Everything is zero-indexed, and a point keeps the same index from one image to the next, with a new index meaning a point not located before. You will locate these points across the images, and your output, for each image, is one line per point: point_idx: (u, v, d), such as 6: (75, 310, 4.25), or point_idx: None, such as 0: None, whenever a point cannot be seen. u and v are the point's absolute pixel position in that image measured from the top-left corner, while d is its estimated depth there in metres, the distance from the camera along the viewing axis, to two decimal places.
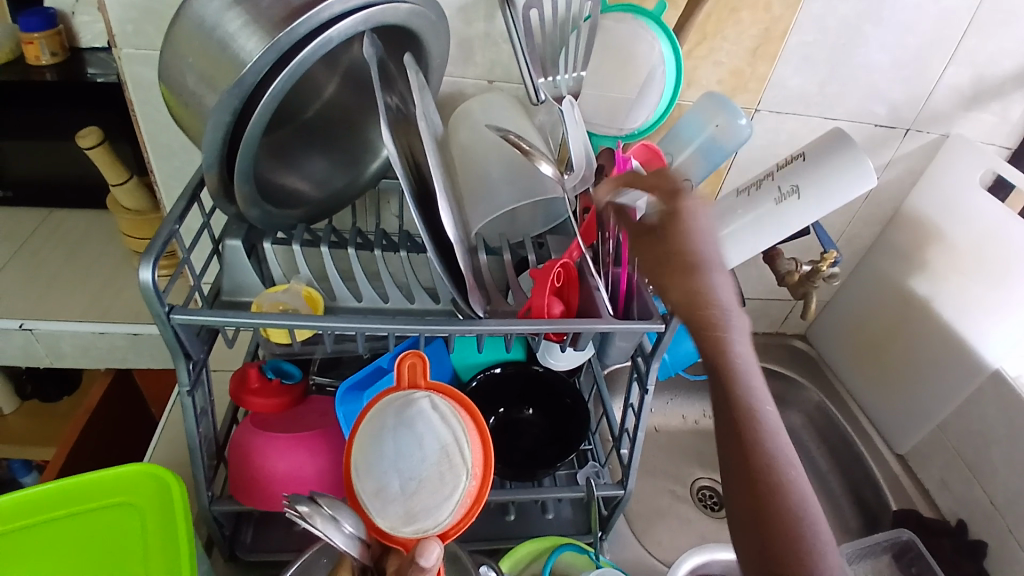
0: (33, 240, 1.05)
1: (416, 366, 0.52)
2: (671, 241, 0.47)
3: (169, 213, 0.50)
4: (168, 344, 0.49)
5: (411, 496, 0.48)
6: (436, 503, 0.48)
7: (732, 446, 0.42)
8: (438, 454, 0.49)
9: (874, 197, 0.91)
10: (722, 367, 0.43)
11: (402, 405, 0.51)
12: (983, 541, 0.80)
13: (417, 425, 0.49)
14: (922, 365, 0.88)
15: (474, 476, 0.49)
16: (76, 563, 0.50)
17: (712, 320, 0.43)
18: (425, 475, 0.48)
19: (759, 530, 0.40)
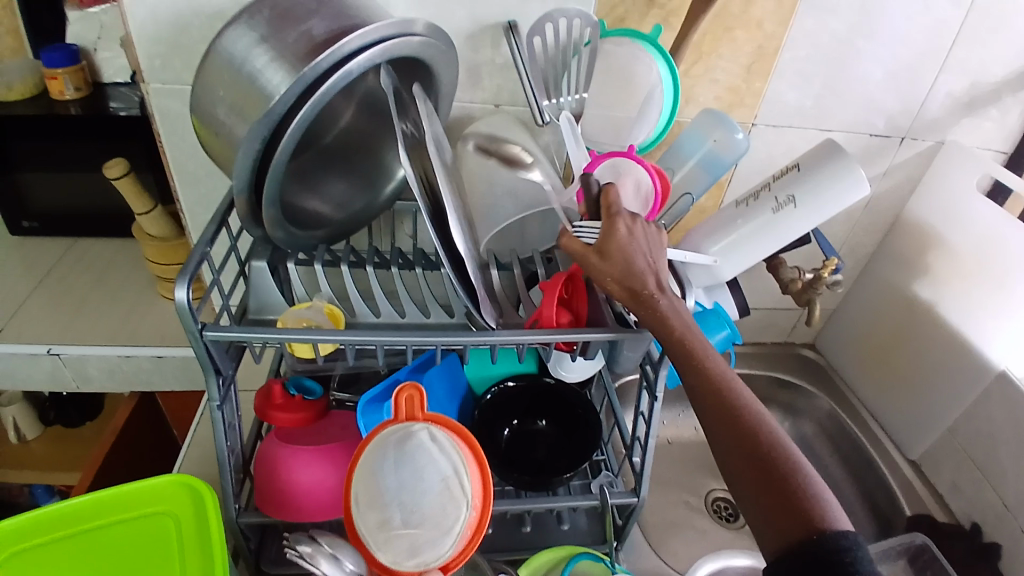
0: (60, 269, 1.09)
1: (414, 399, 0.53)
2: (613, 250, 0.50)
3: (200, 237, 0.54)
4: (200, 360, 0.52)
5: (414, 530, 0.49)
6: (438, 536, 0.49)
7: (709, 410, 0.45)
8: (439, 488, 0.50)
9: (875, 205, 0.93)
10: (692, 353, 0.47)
11: (403, 437, 0.51)
12: (998, 543, 0.80)
13: (419, 458, 0.50)
14: (928, 369, 0.89)
15: (474, 507, 0.50)
16: (116, 570, 0.52)
17: (658, 303, 0.49)
18: (426, 509, 0.50)
19: (767, 489, 0.40)
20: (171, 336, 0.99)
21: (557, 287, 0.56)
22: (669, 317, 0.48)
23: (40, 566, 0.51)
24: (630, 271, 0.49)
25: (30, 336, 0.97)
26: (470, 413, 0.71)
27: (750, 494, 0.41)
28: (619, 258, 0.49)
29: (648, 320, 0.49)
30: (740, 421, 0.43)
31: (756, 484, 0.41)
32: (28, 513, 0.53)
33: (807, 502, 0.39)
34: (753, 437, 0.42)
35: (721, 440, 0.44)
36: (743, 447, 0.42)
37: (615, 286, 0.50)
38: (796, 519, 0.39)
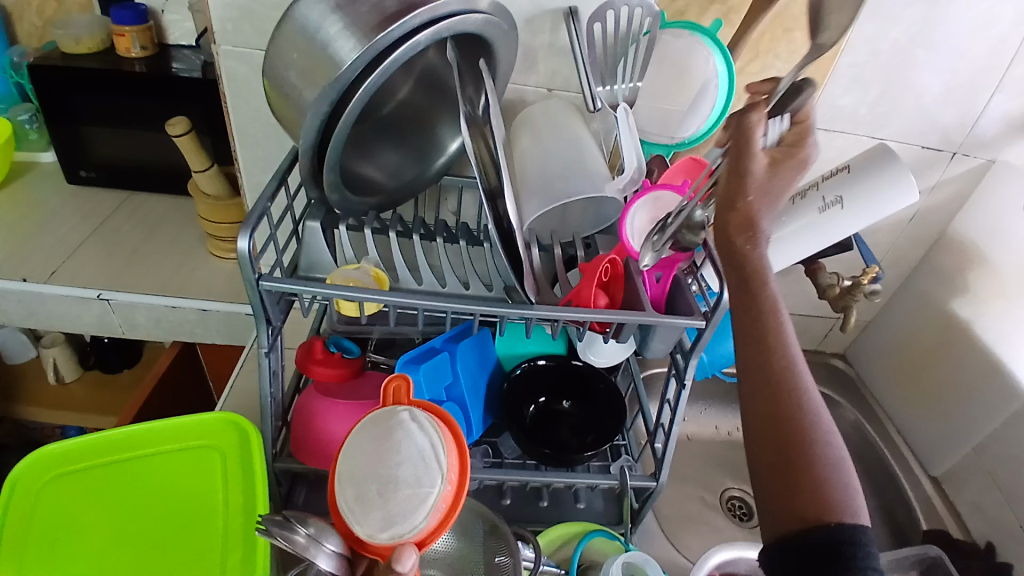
0: (114, 220, 1.14)
1: (401, 388, 0.54)
2: (789, 167, 0.46)
3: (262, 192, 0.56)
4: (253, 308, 0.55)
5: (387, 502, 0.47)
6: (413, 506, 0.46)
7: (755, 384, 0.43)
8: (416, 460, 0.48)
9: (920, 219, 0.92)
10: (759, 319, 0.44)
11: (385, 417, 0.51)
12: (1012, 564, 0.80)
13: (395, 433, 0.49)
14: (960, 386, 0.89)
15: (451, 482, 0.48)
16: (163, 496, 0.55)
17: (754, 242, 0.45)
18: (403, 479, 0.47)
19: (789, 481, 0.40)
20: (216, 291, 1.03)
21: (597, 270, 0.58)
22: (754, 265, 0.45)
23: (99, 485, 0.56)
24: (780, 185, 0.46)
25: (85, 281, 1.03)
26: (499, 385, 0.72)
27: (766, 467, 0.41)
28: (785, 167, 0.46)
29: (728, 262, 0.46)
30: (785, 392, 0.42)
31: (779, 472, 0.40)
32: (94, 436, 0.57)
33: (829, 505, 0.38)
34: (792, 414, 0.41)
35: (756, 406, 0.43)
36: (778, 434, 0.41)
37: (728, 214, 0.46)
38: (810, 502, 0.39)
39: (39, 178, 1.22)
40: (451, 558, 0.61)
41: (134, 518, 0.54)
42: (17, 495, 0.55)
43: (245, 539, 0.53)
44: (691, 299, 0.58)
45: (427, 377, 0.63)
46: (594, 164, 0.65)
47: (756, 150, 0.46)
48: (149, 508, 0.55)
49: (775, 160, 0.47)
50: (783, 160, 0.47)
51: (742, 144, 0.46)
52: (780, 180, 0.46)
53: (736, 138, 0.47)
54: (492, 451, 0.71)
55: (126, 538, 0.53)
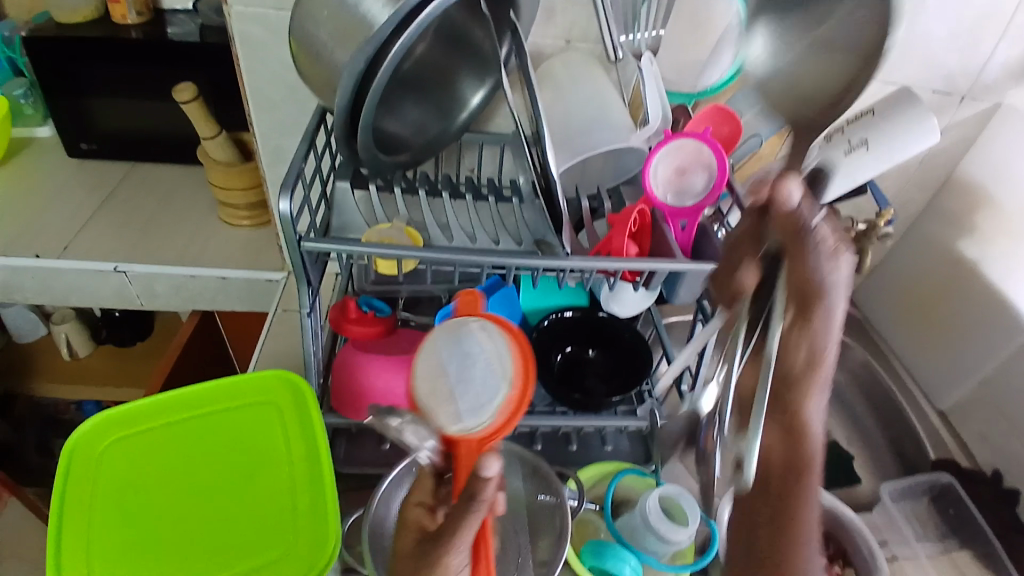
0: (121, 192, 1.14)
1: (472, 301, 0.58)
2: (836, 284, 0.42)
3: (294, 153, 0.56)
4: (294, 270, 0.56)
5: (459, 399, 0.50)
6: (479, 404, 0.49)
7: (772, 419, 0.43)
8: (484, 368, 0.52)
9: (929, 162, 0.93)
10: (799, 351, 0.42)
11: (457, 329, 0.54)
12: (1018, 489, 0.84)
13: (466, 342, 0.53)
14: (966, 324, 0.92)
15: (515, 386, 0.50)
16: (228, 450, 0.57)
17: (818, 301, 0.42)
18: (474, 382, 0.51)
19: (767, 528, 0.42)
20: (233, 258, 1.03)
21: (628, 220, 0.59)
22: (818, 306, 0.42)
23: (162, 443, 0.57)
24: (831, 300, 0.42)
25: (101, 254, 1.03)
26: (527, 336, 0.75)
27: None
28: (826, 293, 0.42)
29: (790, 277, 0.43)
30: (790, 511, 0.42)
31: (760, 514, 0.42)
32: (150, 398, 0.58)
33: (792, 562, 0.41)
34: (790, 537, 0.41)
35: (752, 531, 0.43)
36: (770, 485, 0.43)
37: (797, 356, 0.42)
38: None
39: (40, 153, 1.20)
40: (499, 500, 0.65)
41: (203, 472, 0.56)
42: (77, 459, 0.55)
43: (314, 482, 0.56)
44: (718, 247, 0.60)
45: None
46: (617, 114, 0.66)
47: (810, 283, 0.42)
48: (218, 463, 0.57)
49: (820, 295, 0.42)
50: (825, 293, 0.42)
51: (800, 271, 0.42)
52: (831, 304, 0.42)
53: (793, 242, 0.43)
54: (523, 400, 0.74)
55: (201, 489, 0.55)
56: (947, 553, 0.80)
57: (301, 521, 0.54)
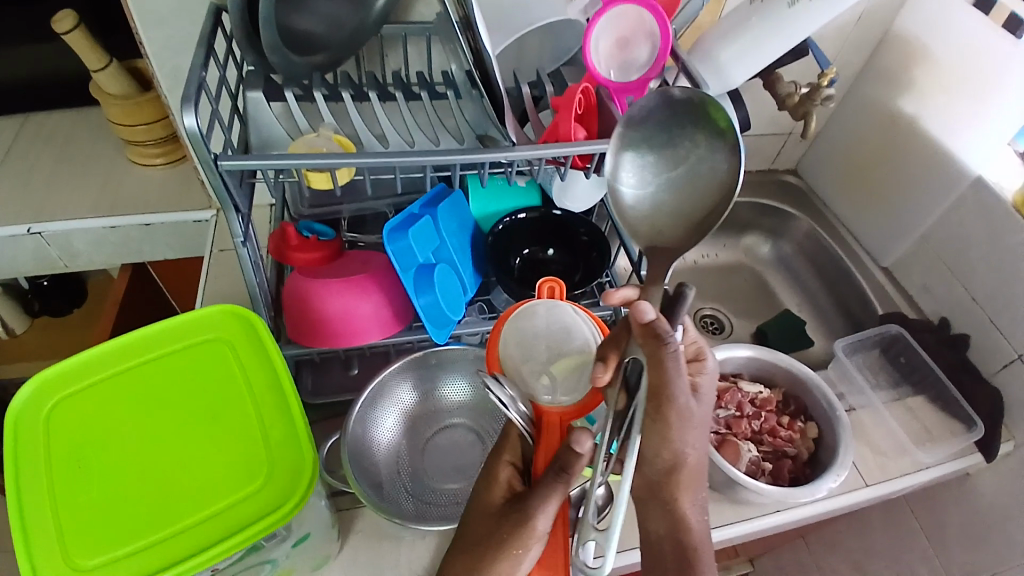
0: (16, 144, 1.02)
1: (553, 290, 0.58)
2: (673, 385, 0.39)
3: (192, 62, 0.50)
4: (217, 195, 0.51)
5: (552, 369, 0.53)
6: (572, 379, 0.52)
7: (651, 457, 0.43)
8: (576, 348, 0.55)
9: (867, 20, 0.91)
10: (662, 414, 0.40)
11: (552, 308, 0.57)
12: (965, 335, 0.86)
13: (564, 320, 0.57)
14: (907, 181, 0.94)
15: None
16: (185, 398, 0.51)
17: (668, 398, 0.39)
18: (566, 357, 0.54)
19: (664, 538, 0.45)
20: (154, 202, 0.95)
21: (574, 100, 0.55)
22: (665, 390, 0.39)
23: (111, 400, 0.50)
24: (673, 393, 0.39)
25: (7, 214, 0.94)
26: (482, 244, 0.71)
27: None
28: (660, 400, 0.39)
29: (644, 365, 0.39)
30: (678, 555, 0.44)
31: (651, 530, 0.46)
32: (86, 354, 0.51)
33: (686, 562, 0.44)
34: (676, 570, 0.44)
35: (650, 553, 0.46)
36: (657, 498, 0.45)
37: (663, 447, 0.42)
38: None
39: None
40: (473, 406, 0.65)
41: (153, 421, 0.50)
42: (24, 431, 0.48)
43: (282, 413, 0.51)
44: None
45: (417, 241, 0.58)
46: None
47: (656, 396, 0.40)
48: (168, 411, 0.51)
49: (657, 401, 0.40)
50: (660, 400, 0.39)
51: (654, 375, 0.39)
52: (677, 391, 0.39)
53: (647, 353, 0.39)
54: (487, 308, 0.72)
55: (153, 440, 0.49)
56: (901, 400, 0.81)
57: (276, 455, 0.49)
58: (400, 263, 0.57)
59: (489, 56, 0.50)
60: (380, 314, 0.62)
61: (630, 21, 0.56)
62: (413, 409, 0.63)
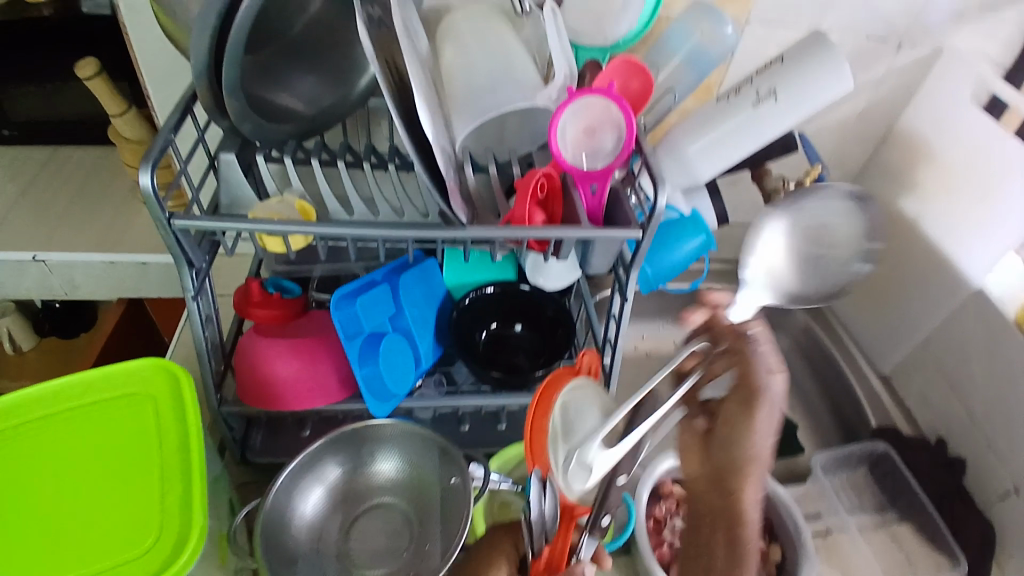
0: (40, 176, 1.07)
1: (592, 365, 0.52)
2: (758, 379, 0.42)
3: (164, 124, 0.52)
4: (171, 251, 0.52)
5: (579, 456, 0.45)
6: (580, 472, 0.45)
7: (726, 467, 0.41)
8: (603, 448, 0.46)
9: (867, 117, 0.92)
10: (753, 401, 0.41)
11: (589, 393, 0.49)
12: (962, 459, 0.80)
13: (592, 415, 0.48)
14: (903, 287, 0.91)
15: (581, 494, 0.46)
16: (96, 449, 0.52)
17: (758, 391, 0.41)
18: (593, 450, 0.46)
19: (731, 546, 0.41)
20: (153, 243, 0.98)
21: (531, 186, 0.56)
22: (752, 375, 0.42)
23: (26, 445, 0.51)
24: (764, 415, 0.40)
25: (17, 242, 0.98)
26: (448, 315, 0.71)
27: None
28: (749, 396, 0.41)
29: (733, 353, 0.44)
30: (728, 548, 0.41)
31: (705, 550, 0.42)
32: (14, 395, 0.53)
33: None
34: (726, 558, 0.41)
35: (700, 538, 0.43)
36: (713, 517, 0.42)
37: (746, 450, 0.40)
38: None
39: None
40: (405, 484, 0.62)
41: (62, 469, 0.50)
42: None
43: (184, 475, 0.50)
44: (629, 211, 0.58)
45: (364, 311, 0.61)
46: (525, 72, 0.61)
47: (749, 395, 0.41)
48: (81, 459, 0.51)
49: (741, 397, 0.41)
50: (748, 396, 0.41)
51: (747, 365, 0.42)
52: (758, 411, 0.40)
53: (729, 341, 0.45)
54: (446, 380, 0.70)
55: (61, 486, 0.49)
56: (886, 526, 0.78)
57: (167, 519, 0.48)
58: (343, 330, 0.60)
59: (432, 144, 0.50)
60: (322, 381, 0.61)
61: (598, 115, 0.56)
62: (343, 481, 0.61)
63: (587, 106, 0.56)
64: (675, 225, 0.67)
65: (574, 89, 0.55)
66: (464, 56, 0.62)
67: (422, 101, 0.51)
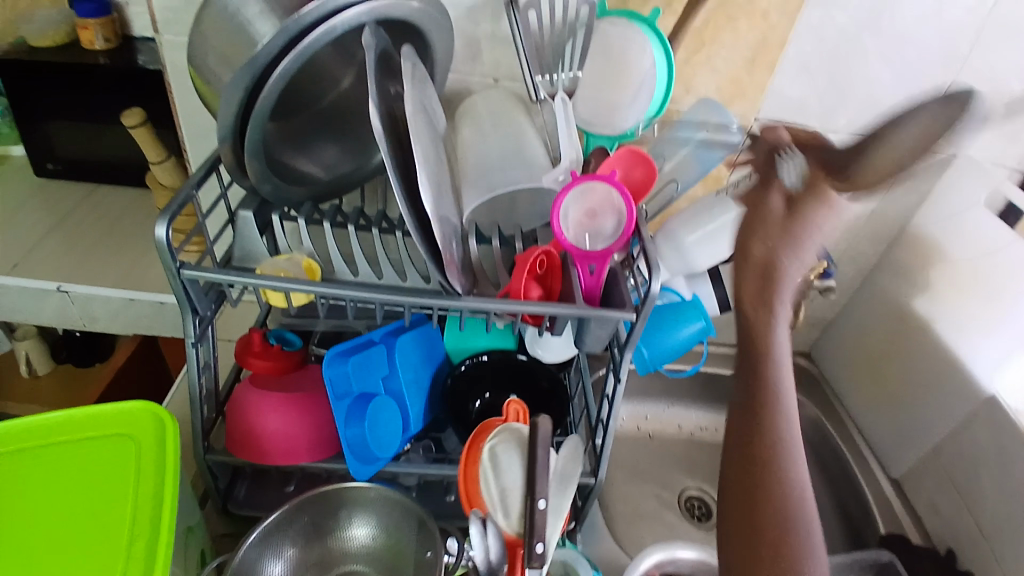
0: (79, 212, 1.13)
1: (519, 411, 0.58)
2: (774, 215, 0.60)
3: (189, 179, 0.56)
4: (178, 298, 0.55)
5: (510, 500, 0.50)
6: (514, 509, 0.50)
7: (748, 421, 0.52)
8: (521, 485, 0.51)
9: (879, 214, 0.92)
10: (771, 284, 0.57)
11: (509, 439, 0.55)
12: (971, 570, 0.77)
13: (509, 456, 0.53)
14: (917, 387, 0.87)
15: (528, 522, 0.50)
16: (75, 487, 0.53)
17: (778, 197, 0.60)
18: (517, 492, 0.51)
19: (763, 493, 0.48)
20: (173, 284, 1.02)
21: (529, 261, 0.58)
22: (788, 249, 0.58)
23: (10, 476, 0.53)
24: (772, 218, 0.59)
25: (46, 273, 1.02)
26: (442, 380, 0.70)
27: (734, 524, 0.48)
28: (780, 226, 0.59)
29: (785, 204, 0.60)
30: (766, 442, 0.50)
31: (751, 504, 0.48)
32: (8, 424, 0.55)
33: (793, 544, 0.46)
34: (768, 453, 0.50)
35: (740, 447, 0.51)
36: (749, 470, 0.50)
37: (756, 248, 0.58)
38: (777, 545, 0.46)
39: (4, 172, 1.20)
40: (378, 553, 0.61)
41: (37, 505, 0.51)
42: None
43: (153, 523, 0.50)
44: (624, 293, 0.58)
45: (355, 372, 0.61)
46: (534, 154, 0.64)
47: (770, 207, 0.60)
48: (57, 497, 0.52)
49: (788, 202, 0.60)
50: (795, 199, 0.60)
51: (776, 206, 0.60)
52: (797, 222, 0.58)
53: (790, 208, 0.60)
54: (435, 447, 0.70)
55: (34, 522, 0.50)
56: None
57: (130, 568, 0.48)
58: (333, 389, 0.60)
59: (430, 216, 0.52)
60: (304, 438, 0.62)
61: (599, 199, 0.58)
62: (305, 550, 0.60)
63: (590, 189, 0.58)
64: (674, 309, 0.68)
65: (576, 173, 0.58)
66: (478, 135, 0.66)
67: (422, 174, 0.52)
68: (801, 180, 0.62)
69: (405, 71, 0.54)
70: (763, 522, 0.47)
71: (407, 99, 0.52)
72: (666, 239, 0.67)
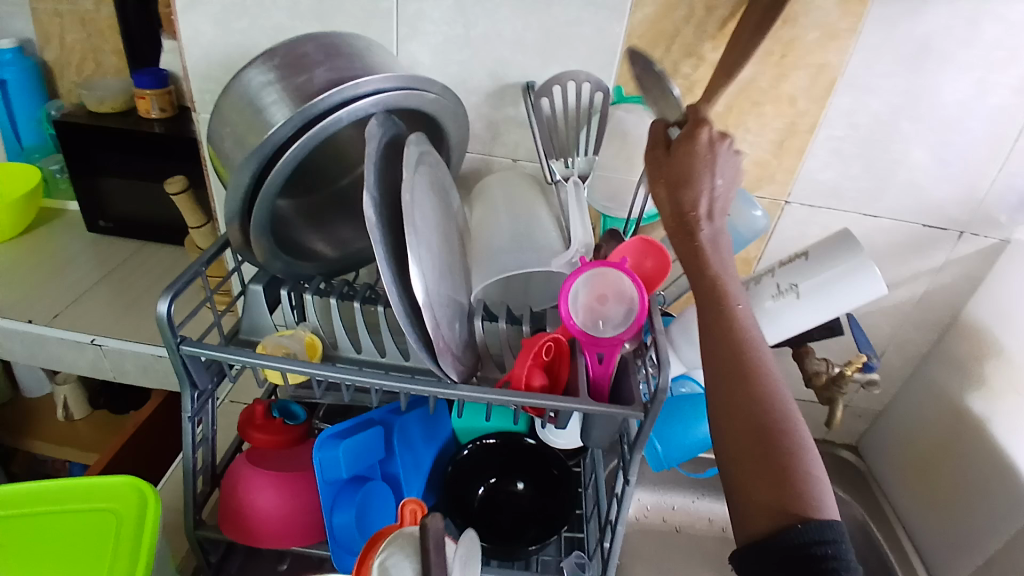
0: (124, 267, 1.19)
1: (417, 511, 0.50)
2: (682, 164, 0.50)
3: (198, 256, 0.57)
4: (177, 371, 0.54)
5: None
6: None
7: (717, 363, 0.45)
8: None
9: (927, 302, 0.86)
10: (693, 227, 0.50)
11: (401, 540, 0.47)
12: None
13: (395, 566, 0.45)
14: (973, 490, 0.79)
15: None
16: (47, 561, 0.51)
17: (699, 135, 0.50)
18: None
19: (756, 438, 0.41)
20: None
21: (535, 347, 0.55)
22: (698, 192, 0.50)
23: None
24: (684, 187, 0.50)
25: (84, 325, 1.05)
26: (444, 465, 0.67)
27: (740, 476, 0.41)
28: (684, 175, 0.50)
29: (681, 154, 0.50)
30: (749, 380, 0.43)
31: (747, 454, 0.41)
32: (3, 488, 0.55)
33: (801, 490, 0.39)
34: (755, 390, 0.42)
35: (719, 392, 0.44)
36: (738, 416, 0.42)
37: (698, 200, 0.50)
38: (788, 493, 0.39)
39: (61, 226, 1.27)
40: None
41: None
42: None
43: None
44: (634, 386, 0.55)
45: (347, 456, 0.58)
46: (545, 236, 0.63)
47: (667, 161, 0.51)
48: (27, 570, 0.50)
49: (678, 150, 0.51)
50: (683, 146, 0.50)
51: (683, 154, 0.50)
52: (696, 172, 0.50)
53: (685, 164, 0.50)
54: None
55: None
56: None
57: None
58: (323, 474, 0.58)
59: (425, 302, 0.50)
60: (296, 517, 0.60)
61: (609, 286, 0.55)
62: None
63: (606, 274, 0.55)
64: (691, 404, 0.64)
65: (584, 255, 0.55)
66: (490, 216, 0.66)
67: (416, 260, 0.50)
68: (686, 129, 0.51)
69: (411, 158, 0.55)
70: (764, 472, 0.40)
71: (407, 183, 0.52)
72: (681, 324, 0.63)
